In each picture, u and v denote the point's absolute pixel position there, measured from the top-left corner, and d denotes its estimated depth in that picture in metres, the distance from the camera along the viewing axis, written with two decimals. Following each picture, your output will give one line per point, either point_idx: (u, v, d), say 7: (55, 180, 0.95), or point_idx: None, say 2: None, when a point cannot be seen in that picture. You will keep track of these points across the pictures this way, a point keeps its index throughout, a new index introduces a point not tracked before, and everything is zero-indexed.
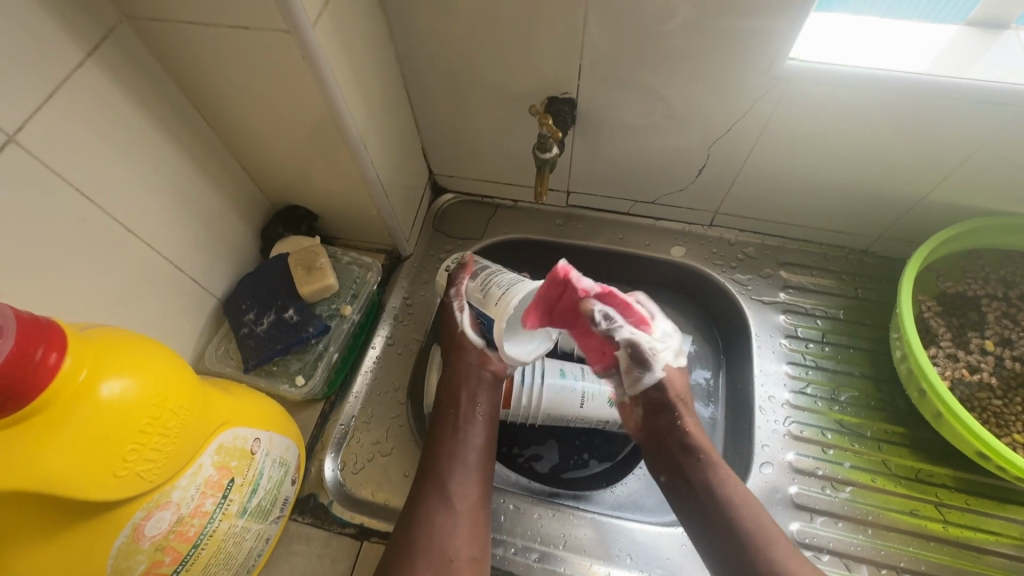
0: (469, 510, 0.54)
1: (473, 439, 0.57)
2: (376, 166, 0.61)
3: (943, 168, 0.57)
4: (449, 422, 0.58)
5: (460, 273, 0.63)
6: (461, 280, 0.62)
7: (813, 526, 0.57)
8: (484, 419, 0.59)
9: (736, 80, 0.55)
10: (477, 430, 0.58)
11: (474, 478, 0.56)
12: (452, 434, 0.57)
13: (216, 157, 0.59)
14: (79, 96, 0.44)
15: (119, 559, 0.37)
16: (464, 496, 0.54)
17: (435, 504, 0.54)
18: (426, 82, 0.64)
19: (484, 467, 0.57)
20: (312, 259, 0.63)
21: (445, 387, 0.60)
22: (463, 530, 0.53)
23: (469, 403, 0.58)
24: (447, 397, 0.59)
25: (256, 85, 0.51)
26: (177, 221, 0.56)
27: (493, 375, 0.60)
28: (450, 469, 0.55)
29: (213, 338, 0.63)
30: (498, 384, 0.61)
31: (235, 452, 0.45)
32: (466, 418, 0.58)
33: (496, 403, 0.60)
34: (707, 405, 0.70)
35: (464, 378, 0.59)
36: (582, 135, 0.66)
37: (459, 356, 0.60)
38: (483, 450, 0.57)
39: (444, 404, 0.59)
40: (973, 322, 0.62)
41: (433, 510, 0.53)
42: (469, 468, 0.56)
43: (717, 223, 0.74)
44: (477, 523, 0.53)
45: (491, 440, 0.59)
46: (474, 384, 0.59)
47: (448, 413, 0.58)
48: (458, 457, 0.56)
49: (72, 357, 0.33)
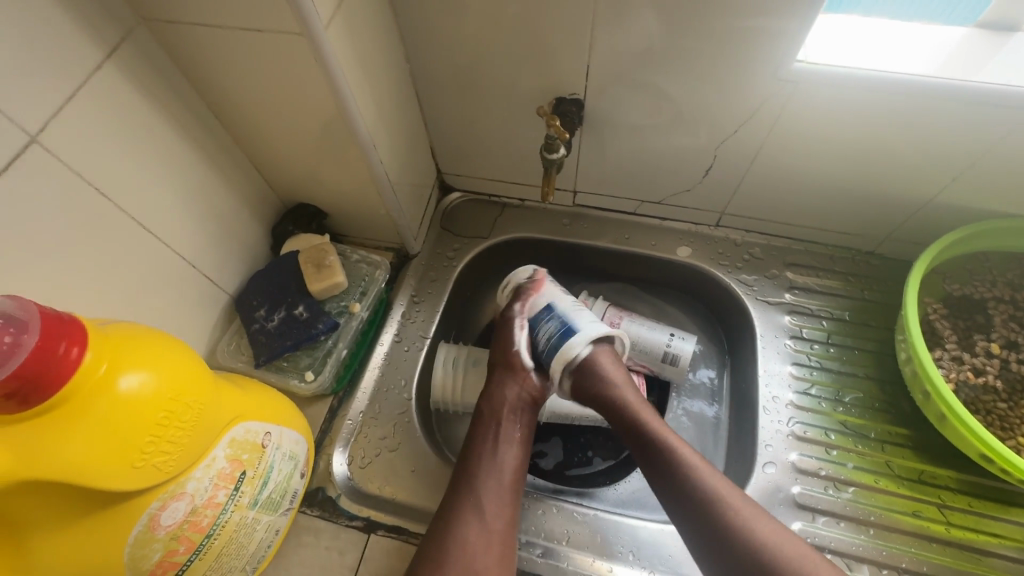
0: (502, 528, 0.53)
1: (509, 457, 0.57)
2: (385, 165, 0.62)
3: (951, 170, 0.57)
4: (488, 437, 0.58)
5: (528, 289, 0.65)
6: (529, 296, 0.65)
7: (814, 526, 0.58)
8: (520, 439, 0.59)
9: (744, 81, 0.55)
10: (513, 449, 0.58)
11: (507, 497, 0.55)
12: (491, 449, 0.57)
13: (229, 155, 0.60)
14: (97, 96, 0.45)
15: (135, 547, 0.39)
16: (498, 513, 0.54)
17: (469, 517, 0.53)
18: (435, 82, 0.65)
19: (516, 488, 0.56)
20: (322, 256, 0.64)
21: (487, 401, 0.61)
22: (494, 549, 0.52)
23: (508, 420, 0.59)
24: (489, 410, 0.60)
25: (268, 85, 0.52)
26: (191, 219, 0.57)
27: (531, 397, 0.61)
28: (486, 483, 0.55)
29: (225, 333, 0.64)
30: (534, 407, 0.62)
31: (247, 445, 0.46)
32: (505, 434, 0.58)
33: (531, 425, 0.61)
34: (711, 403, 0.72)
35: (510, 394, 0.60)
36: (589, 135, 0.66)
37: (508, 374, 0.61)
38: (517, 470, 0.57)
39: (485, 418, 0.60)
40: (979, 324, 0.62)
41: (466, 523, 0.52)
42: (504, 486, 0.55)
43: (723, 224, 0.74)
44: (506, 543, 0.52)
45: (525, 462, 0.59)
46: (515, 401, 0.60)
47: (487, 428, 0.59)
48: (495, 472, 0.56)
49: (93, 351, 0.35)
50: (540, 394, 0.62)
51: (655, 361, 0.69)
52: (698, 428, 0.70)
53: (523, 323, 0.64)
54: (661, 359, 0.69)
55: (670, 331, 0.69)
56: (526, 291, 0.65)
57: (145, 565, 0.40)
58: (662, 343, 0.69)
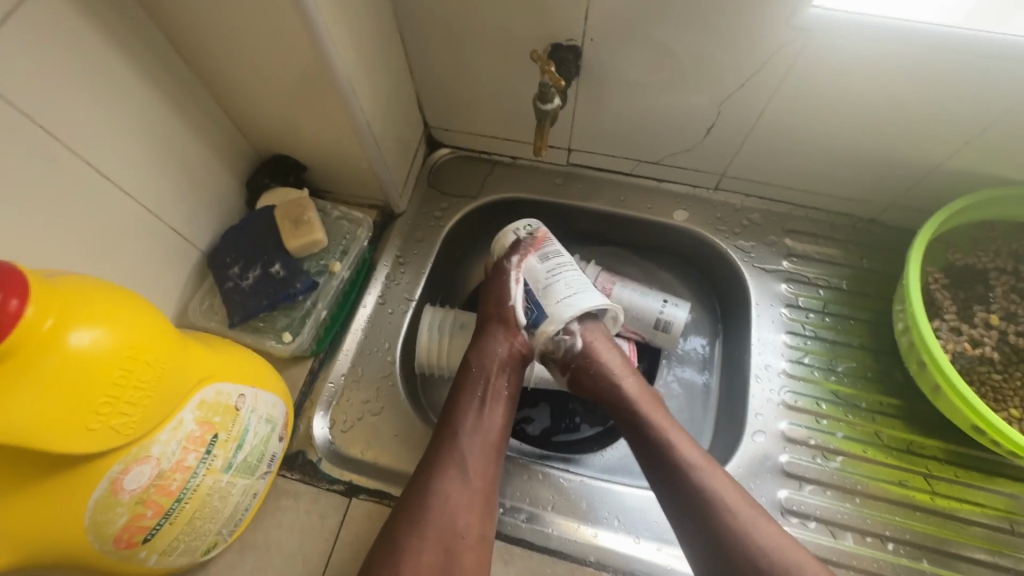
0: (484, 486, 0.52)
1: (495, 416, 0.56)
2: (367, 114, 0.57)
3: (964, 133, 0.54)
4: (475, 394, 0.57)
5: (529, 244, 0.62)
6: (529, 252, 0.61)
7: (801, 494, 0.57)
8: (507, 399, 0.58)
9: (755, 29, 0.51)
10: (499, 410, 0.57)
11: (491, 457, 0.54)
12: (477, 408, 0.56)
13: (195, 99, 0.56)
14: (38, 21, 0.40)
15: (97, 512, 0.37)
16: (481, 470, 0.53)
17: (450, 476, 0.52)
18: (421, 25, 0.59)
19: (500, 448, 0.55)
20: (300, 212, 0.61)
21: (475, 355, 0.58)
22: (476, 505, 0.51)
23: (496, 377, 0.58)
24: (476, 366, 0.58)
25: (234, 19, 0.47)
26: (154, 167, 0.53)
27: (520, 354, 0.59)
28: (471, 440, 0.54)
29: (198, 291, 0.61)
30: (523, 364, 0.60)
31: (219, 408, 0.43)
32: (491, 393, 0.57)
33: (519, 382, 0.59)
34: (702, 372, 0.71)
35: (499, 349, 0.58)
36: (587, 87, 0.62)
37: (499, 330, 0.59)
38: (502, 429, 0.56)
39: (472, 376, 0.57)
40: (979, 295, 0.61)
41: (450, 482, 0.52)
42: (488, 446, 0.55)
43: (722, 187, 0.71)
44: (489, 502, 0.52)
45: (511, 423, 0.58)
46: (504, 360, 0.58)
47: (475, 384, 0.57)
48: (480, 430, 0.55)
49: (37, 304, 0.32)
50: (528, 350, 0.60)
51: (647, 327, 0.67)
52: (688, 396, 0.70)
53: (519, 279, 0.61)
54: (652, 326, 0.67)
55: (663, 297, 0.67)
56: (524, 244, 0.62)
57: (110, 530, 0.38)
58: (654, 309, 0.67)
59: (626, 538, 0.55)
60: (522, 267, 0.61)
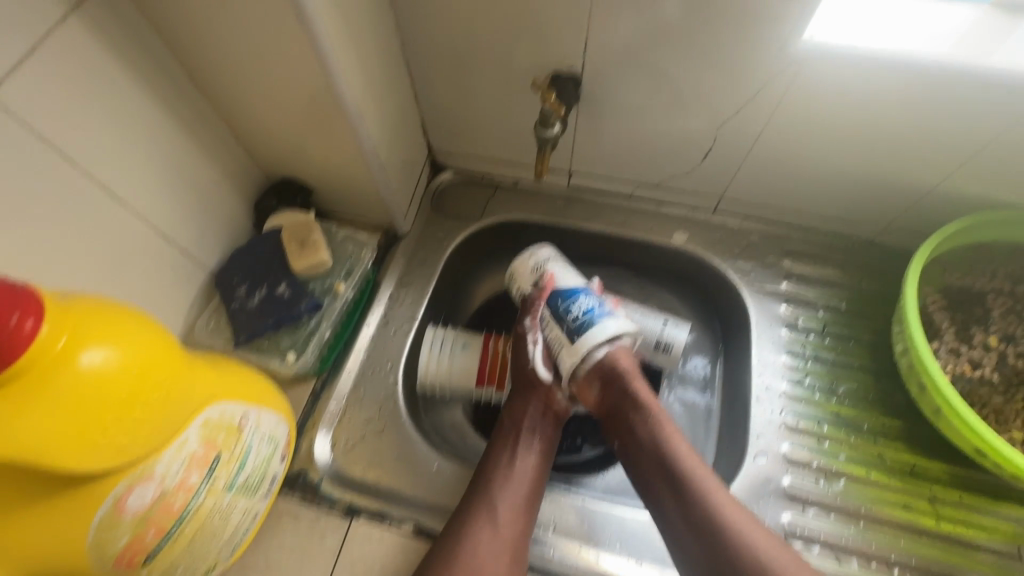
0: (515, 536, 0.52)
1: (529, 470, 0.56)
2: (373, 139, 0.59)
3: (956, 157, 0.55)
4: (510, 448, 0.57)
5: (539, 297, 0.62)
6: (537, 307, 0.62)
7: (804, 517, 0.57)
8: (541, 452, 0.58)
9: (749, 58, 0.52)
10: (532, 461, 0.57)
11: (525, 510, 0.54)
12: (511, 460, 0.57)
13: (207, 124, 0.58)
14: (61, 53, 0.42)
15: (99, 531, 0.37)
16: (512, 521, 0.53)
17: (483, 525, 0.52)
18: (426, 53, 0.62)
19: (533, 502, 0.55)
20: (306, 233, 0.62)
21: (510, 411, 0.60)
22: (507, 558, 0.51)
23: (530, 432, 0.59)
24: (510, 423, 0.59)
25: (247, 49, 0.49)
26: (165, 190, 0.54)
27: (554, 410, 0.61)
28: (505, 493, 0.54)
29: (204, 311, 0.61)
30: (557, 420, 0.61)
31: (223, 428, 0.44)
32: (525, 447, 0.58)
33: (553, 437, 0.60)
34: (703, 393, 0.71)
35: (532, 404, 0.60)
36: (586, 113, 0.63)
37: (537, 386, 0.61)
38: (535, 484, 0.56)
39: (507, 429, 0.59)
40: (978, 317, 0.61)
41: (480, 531, 0.52)
42: (521, 500, 0.54)
43: (721, 210, 0.72)
44: (520, 553, 0.52)
45: (546, 475, 0.58)
46: (537, 415, 0.60)
47: (509, 437, 0.58)
48: (514, 482, 0.55)
49: (50, 324, 0.33)
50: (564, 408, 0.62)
51: (647, 348, 0.68)
52: (690, 417, 0.70)
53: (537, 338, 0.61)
54: (653, 347, 0.67)
55: (664, 318, 0.68)
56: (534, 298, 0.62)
57: (112, 550, 0.38)
58: (655, 330, 0.67)
59: (628, 561, 0.55)
60: (537, 327, 0.62)
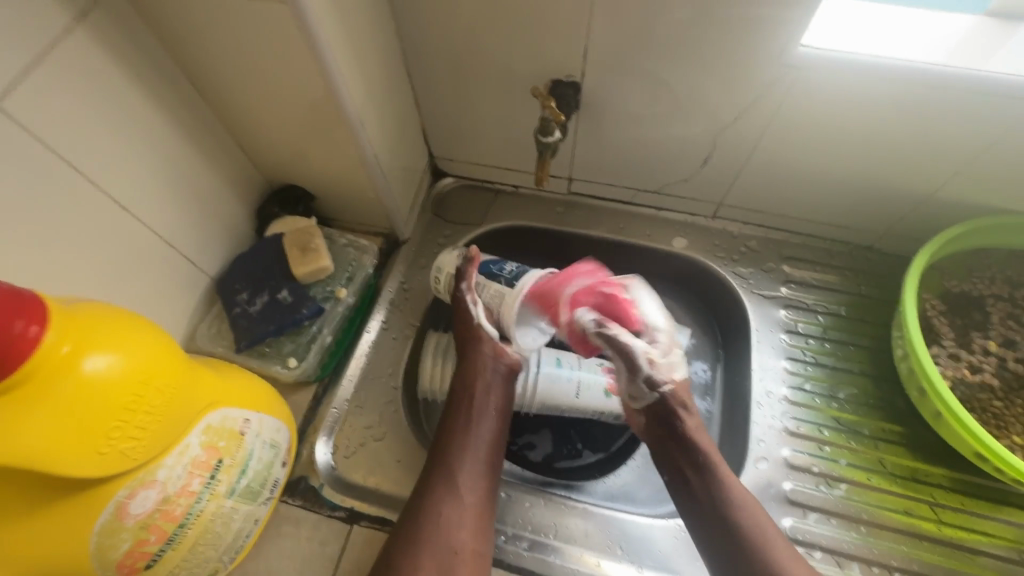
0: (477, 500, 0.53)
1: (484, 432, 0.57)
2: (374, 146, 0.60)
3: (953, 164, 0.56)
4: (463, 412, 0.57)
5: (467, 265, 0.62)
6: (472, 273, 0.62)
7: (806, 522, 0.57)
8: (497, 414, 0.58)
9: (746, 66, 0.53)
10: (489, 424, 0.57)
11: (482, 471, 0.55)
12: (466, 425, 0.57)
13: (210, 131, 0.58)
14: (67, 62, 0.42)
15: (101, 537, 0.37)
16: (473, 486, 0.54)
17: (443, 495, 0.52)
18: (427, 61, 0.62)
19: (490, 463, 0.56)
20: (307, 240, 0.63)
21: (461, 375, 0.59)
22: (469, 523, 0.52)
23: (483, 393, 0.58)
24: (462, 388, 0.59)
25: (250, 58, 0.50)
26: (168, 197, 0.55)
27: (507, 369, 0.60)
28: (461, 458, 0.55)
29: (206, 317, 0.62)
30: (512, 376, 0.60)
31: (224, 433, 0.44)
32: (479, 410, 0.58)
33: (508, 395, 0.60)
34: (704, 398, 0.70)
35: (482, 366, 0.59)
36: (586, 120, 0.64)
37: (488, 348, 0.60)
38: (491, 446, 0.57)
39: (459, 393, 0.59)
40: (977, 322, 0.61)
41: (441, 500, 0.52)
42: (478, 463, 0.55)
43: (720, 215, 0.72)
44: (481, 517, 0.53)
45: (502, 435, 0.58)
46: (491, 376, 0.59)
47: (464, 402, 0.58)
48: (469, 446, 0.55)
49: (56, 331, 0.33)
50: (516, 362, 0.61)
51: None
52: None
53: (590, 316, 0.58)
54: None
55: None
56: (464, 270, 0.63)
57: (114, 555, 0.39)
58: None
59: (629, 567, 0.54)
60: (474, 292, 0.63)
